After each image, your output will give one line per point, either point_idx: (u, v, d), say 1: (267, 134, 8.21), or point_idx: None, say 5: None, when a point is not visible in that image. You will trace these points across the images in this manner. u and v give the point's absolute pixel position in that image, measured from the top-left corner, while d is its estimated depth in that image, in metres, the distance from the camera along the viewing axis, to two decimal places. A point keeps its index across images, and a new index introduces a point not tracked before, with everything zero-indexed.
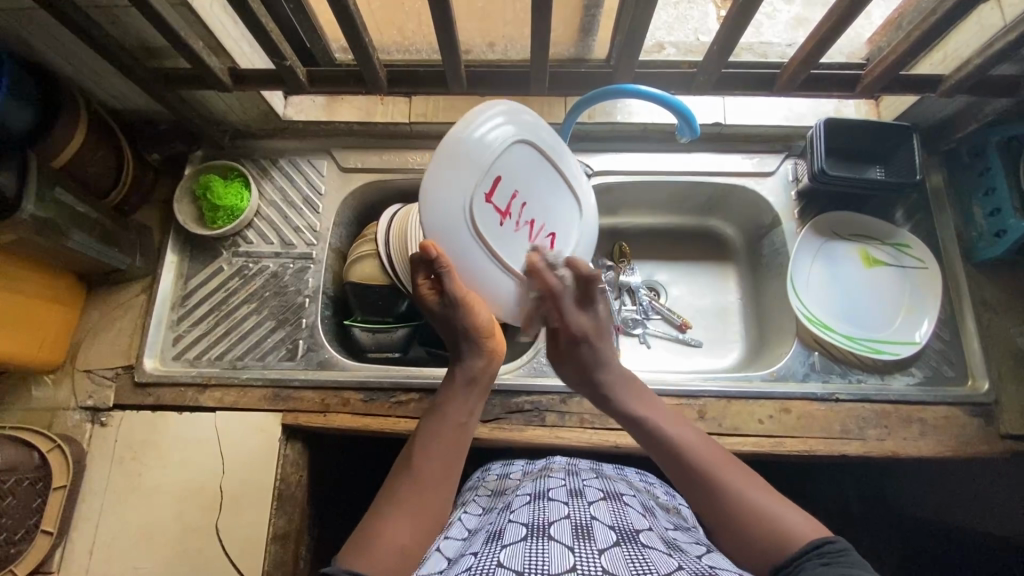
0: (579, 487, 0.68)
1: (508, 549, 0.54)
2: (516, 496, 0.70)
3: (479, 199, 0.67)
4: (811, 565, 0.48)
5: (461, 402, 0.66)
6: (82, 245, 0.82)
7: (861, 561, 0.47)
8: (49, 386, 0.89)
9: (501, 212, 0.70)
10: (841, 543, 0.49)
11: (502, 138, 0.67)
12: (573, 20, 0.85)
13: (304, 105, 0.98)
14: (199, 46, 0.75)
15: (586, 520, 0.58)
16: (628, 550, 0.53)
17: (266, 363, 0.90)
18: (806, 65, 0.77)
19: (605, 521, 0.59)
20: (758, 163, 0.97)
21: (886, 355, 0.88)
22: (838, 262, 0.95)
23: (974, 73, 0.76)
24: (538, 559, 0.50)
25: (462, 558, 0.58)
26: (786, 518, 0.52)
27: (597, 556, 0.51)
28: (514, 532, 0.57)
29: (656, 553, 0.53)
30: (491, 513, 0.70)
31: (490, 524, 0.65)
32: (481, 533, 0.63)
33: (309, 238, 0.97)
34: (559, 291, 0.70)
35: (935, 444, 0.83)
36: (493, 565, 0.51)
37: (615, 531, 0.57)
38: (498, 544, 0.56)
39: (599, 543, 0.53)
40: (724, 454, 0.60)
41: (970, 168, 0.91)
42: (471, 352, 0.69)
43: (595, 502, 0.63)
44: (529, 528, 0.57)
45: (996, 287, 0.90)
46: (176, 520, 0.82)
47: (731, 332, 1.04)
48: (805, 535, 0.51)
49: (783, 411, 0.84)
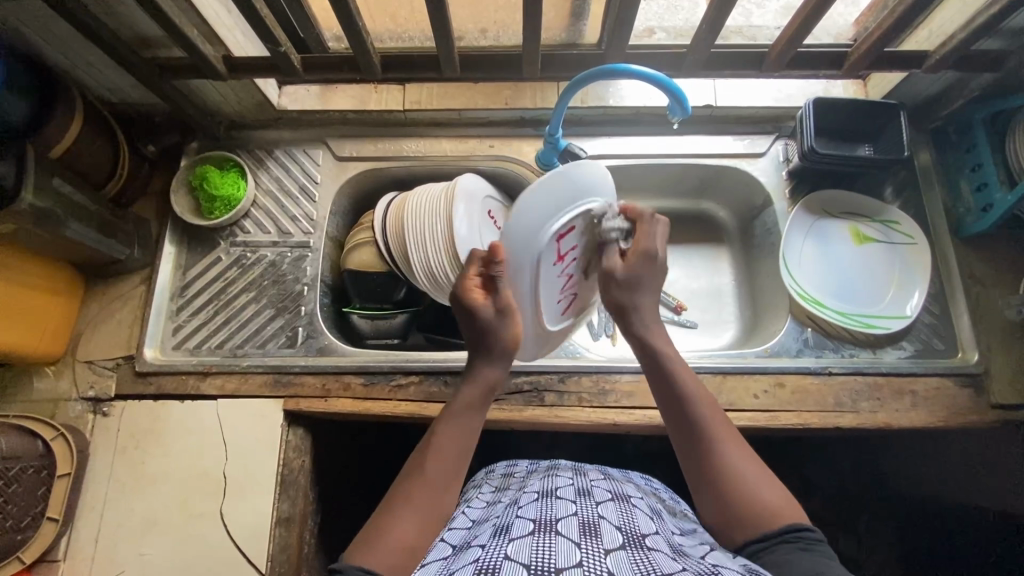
0: (587, 486, 0.69)
1: (514, 542, 0.54)
2: (523, 492, 0.71)
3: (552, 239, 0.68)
4: (789, 548, 0.52)
5: (478, 404, 0.65)
6: (81, 235, 0.82)
7: (831, 553, 0.52)
8: (50, 377, 0.90)
9: (559, 255, 0.71)
10: (817, 534, 0.53)
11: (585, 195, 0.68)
12: (563, 5, 0.86)
13: (299, 95, 0.99)
14: (193, 34, 0.75)
15: (593, 519, 0.59)
16: (634, 553, 0.53)
17: (266, 351, 0.91)
18: (792, 44, 0.79)
19: (612, 521, 0.60)
20: (748, 144, 0.99)
21: (878, 330, 0.89)
22: (828, 240, 0.96)
23: (958, 48, 0.77)
24: (545, 554, 0.51)
25: (468, 547, 0.59)
26: (769, 500, 0.56)
27: (602, 556, 0.51)
28: (522, 526, 0.58)
29: (661, 556, 0.54)
30: (497, 507, 0.70)
31: (497, 518, 0.65)
32: (487, 526, 0.64)
33: (306, 227, 0.97)
34: (645, 221, 0.69)
35: (927, 414, 0.84)
36: (499, 557, 0.51)
37: (622, 533, 0.57)
38: (506, 538, 0.56)
39: (606, 543, 0.54)
40: (732, 430, 0.61)
41: (959, 145, 0.93)
42: (498, 360, 0.68)
43: (602, 503, 0.64)
44: (537, 522, 0.58)
45: (984, 261, 0.91)
46: (180, 506, 0.83)
47: (725, 313, 1.05)
48: (782, 517, 0.54)
49: (778, 385, 0.86)
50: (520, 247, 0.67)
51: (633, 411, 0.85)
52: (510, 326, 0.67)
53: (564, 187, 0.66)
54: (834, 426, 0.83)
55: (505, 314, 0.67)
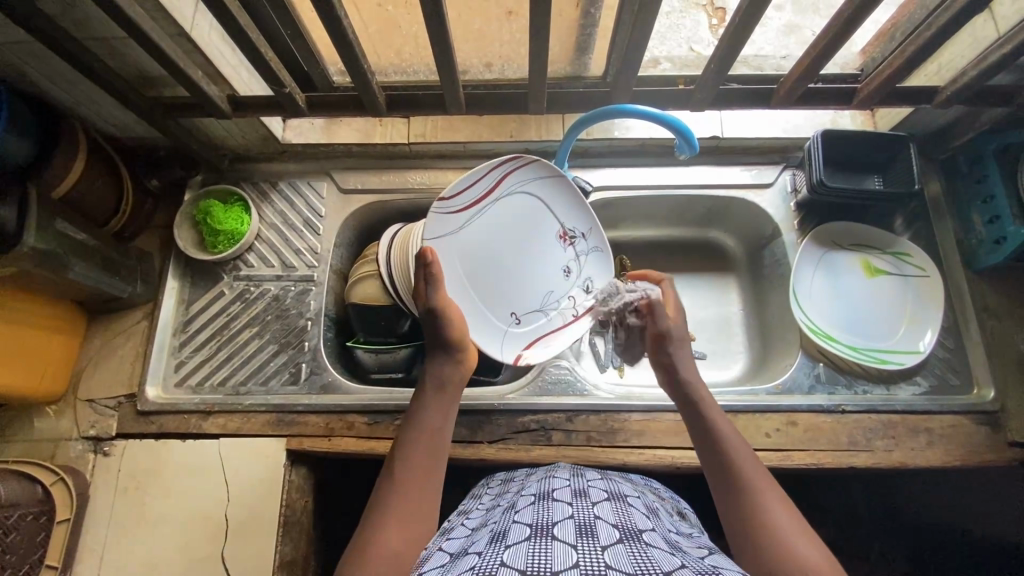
0: (583, 487, 0.67)
1: (512, 548, 0.53)
2: (520, 496, 0.69)
3: (570, 248, 0.86)
4: None
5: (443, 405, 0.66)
6: (83, 275, 0.81)
7: None
8: (51, 416, 0.89)
9: (566, 263, 0.85)
10: None
11: (523, 186, 0.81)
12: (568, 40, 0.86)
13: (304, 128, 0.98)
14: (197, 74, 0.75)
15: (589, 520, 0.57)
16: (631, 547, 0.52)
17: (270, 388, 0.90)
18: (802, 81, 0.78)
19: (608, 520, 0.58)
20: (756, 175, 0.98)
21: (892, 365, 0.88)
22: (839, 273, 0.95)
23: (970, 84, 0.76)
24: (539, 558, 0.49)
25: (464, 554, 0.56)
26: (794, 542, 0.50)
27: (599, 553, 0.50)
28: (518, 531, 0.56)
29: (659, 552, 0.52)
30: (494, 511, 0.69)
31: (494, 522, 0.64)
32: (484, 532, 0.62)
33: (310, 260, 0.97)
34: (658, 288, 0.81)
35: (943, 453, 0.82)
36: (496, 564, 0.50)
37: (618, 529, 0.56)
38: (502, 544, 0.54)
39: (602, 540, 0.53)
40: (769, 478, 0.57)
41: (969, 175, 0.91)
42: (445, 357, 0.70)
43: (598, 503, 0.62)
44: (534, 527, 0.56)
45: (997, 293, 0.90)
46: (180, 550, 0.81)
47: (734, 344, 1.03)
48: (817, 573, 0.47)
49: (789, 424, 0.84)
50: (603, 268, 0.87)
51: (643, 450, 0.84)
52: (447, 326, 0.70)
53: (553, 185, 0.83)
54: (848, 465, 0.82)
55: (435, 316, 0.70)
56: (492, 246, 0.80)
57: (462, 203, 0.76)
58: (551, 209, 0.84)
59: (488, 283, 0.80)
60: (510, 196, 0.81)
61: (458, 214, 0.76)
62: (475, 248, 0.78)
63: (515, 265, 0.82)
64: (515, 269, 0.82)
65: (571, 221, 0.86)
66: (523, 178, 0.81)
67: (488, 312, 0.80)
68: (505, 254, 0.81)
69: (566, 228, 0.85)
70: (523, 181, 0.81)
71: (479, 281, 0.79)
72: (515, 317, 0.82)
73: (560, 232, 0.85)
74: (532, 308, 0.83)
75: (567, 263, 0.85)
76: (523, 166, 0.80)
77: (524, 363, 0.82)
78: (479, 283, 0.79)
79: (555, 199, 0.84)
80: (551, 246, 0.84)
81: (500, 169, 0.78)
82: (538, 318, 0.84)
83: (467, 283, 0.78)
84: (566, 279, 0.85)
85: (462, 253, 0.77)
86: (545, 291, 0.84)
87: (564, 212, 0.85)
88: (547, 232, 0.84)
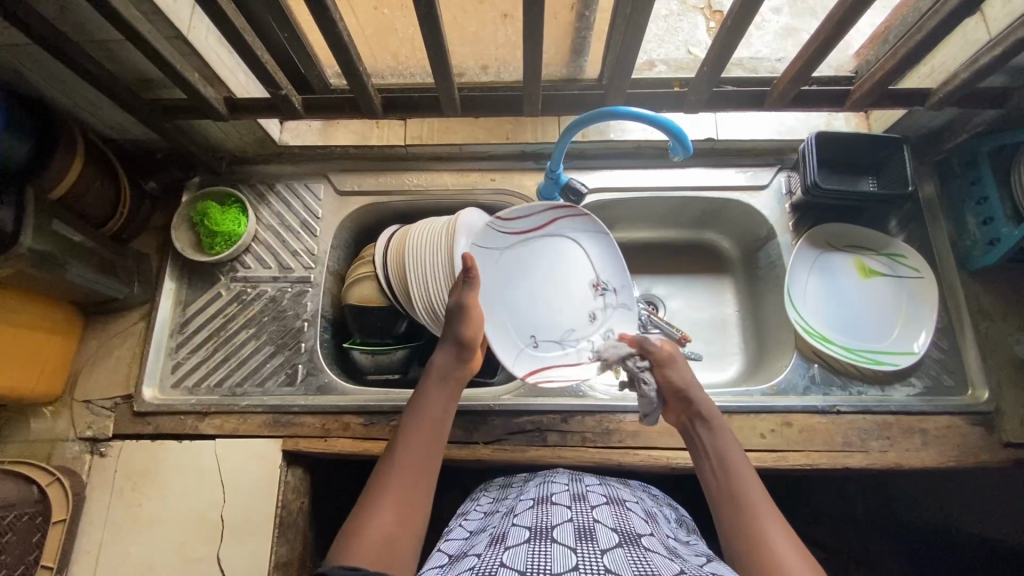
0: (582, 492, 0.67)
1: (511, 550, 0.53)
2: (519, 500, 0.69)
3: (599, 300, 0.90)
4: None
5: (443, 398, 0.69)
6: (80, 276, 0.82)
7: None
8: (48, 417, 0.89)
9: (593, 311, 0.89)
10: None
11: (570, 233, 0.89)
12: (564, 43, 0.87)
13: (300, 130, 1.00)
14: (195, 78, 0.75)
15: (588, 523, 0.58)
16: (630, 552, 0.52)
17: (266, 389, 0.90)
18: (795, 84, 0.78)
19: (607, 524, 0.58)
20: (750, 177, 0.98)
21: (886, 365, 0.88)
22: (834, 274, 0.95)
23: (962, 86, 0.76)
24: (539, 559, 0.50)
25: (464, 556, 0.57)
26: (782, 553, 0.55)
27: (599, 556, 0.50)
28: (518, 534, 0.57)
29: (658, 557, 0.53)
30: (494, 517, 0.69)
31: (494, 527, 0.64)
32: (484, 535, 0.63)
33: (307, 262, 0.97)
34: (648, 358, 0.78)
35: (938, 454, 0.82)
36: (496, 564, 0.50)
37: (617, 533, 0.57)
38: (502, 546, 0.55)
39: (602, 544, 0.53)
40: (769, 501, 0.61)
41: (963, 177, 0.92)
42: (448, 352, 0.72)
43: (597, 507, 0.63)
44: (533, 530, 0.56)
45: (991, 294, 0.90)
46: (176, 550, 0.81)
47: (730, 346, 1.04)
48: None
49: (784, 425, 0.84)
50: (628, 319, 0.91)
51: (638, 451, 0.84)
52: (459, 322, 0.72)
53: (595, 239, 0.90)
54: (842, 466, 0.82)
55: (463, 312, 0.72)
56: (526, 274, 0.88)
57: (515, 225, 0.86)
58: (591, 260, 0.90)
59: (513, 302, 0.86)
60: (554, 239, 0.89)
61: (506, 237, 0.86)
62: (510, 269, 0.87)
63: (542, 297, 0.88)
64: (540, 301, 0.88)
65: (606, 273, 0.91)
66: (573, 226, 0.89)
67: (509, 326, 0.85)
68: (537, 287, 0.88)
69: (599, 280, 0.91)
70: (572, 229, 0.89)
71: (505, 296, 0.86)
72: (534, 340, 0.86)
73: (595, 282, 0.90)
74: (552, 338, 0.87)
75: (594, 311, 0.90)
76: (574, 214, 0.89)
77: (531, 380, 0.85)
78: (505, 299, 0.85)
79: (598, 253, 0.90)
80: (583, 292, 0.90)
81: (552, 214, 0.87)
82: (555, 349, 0.87)
83: (494, 293, 0.85)
84: (591, 326, 0.89)
85: (499, 268, 0.86)
86: (565, 329, 0.88)
87: (601, 265, 0.91)
88: (581, 278, 0.90)
